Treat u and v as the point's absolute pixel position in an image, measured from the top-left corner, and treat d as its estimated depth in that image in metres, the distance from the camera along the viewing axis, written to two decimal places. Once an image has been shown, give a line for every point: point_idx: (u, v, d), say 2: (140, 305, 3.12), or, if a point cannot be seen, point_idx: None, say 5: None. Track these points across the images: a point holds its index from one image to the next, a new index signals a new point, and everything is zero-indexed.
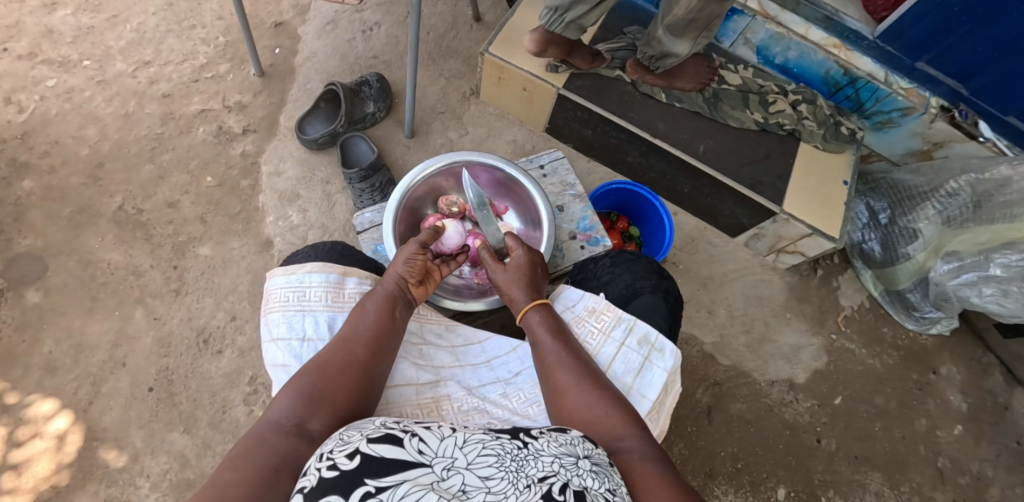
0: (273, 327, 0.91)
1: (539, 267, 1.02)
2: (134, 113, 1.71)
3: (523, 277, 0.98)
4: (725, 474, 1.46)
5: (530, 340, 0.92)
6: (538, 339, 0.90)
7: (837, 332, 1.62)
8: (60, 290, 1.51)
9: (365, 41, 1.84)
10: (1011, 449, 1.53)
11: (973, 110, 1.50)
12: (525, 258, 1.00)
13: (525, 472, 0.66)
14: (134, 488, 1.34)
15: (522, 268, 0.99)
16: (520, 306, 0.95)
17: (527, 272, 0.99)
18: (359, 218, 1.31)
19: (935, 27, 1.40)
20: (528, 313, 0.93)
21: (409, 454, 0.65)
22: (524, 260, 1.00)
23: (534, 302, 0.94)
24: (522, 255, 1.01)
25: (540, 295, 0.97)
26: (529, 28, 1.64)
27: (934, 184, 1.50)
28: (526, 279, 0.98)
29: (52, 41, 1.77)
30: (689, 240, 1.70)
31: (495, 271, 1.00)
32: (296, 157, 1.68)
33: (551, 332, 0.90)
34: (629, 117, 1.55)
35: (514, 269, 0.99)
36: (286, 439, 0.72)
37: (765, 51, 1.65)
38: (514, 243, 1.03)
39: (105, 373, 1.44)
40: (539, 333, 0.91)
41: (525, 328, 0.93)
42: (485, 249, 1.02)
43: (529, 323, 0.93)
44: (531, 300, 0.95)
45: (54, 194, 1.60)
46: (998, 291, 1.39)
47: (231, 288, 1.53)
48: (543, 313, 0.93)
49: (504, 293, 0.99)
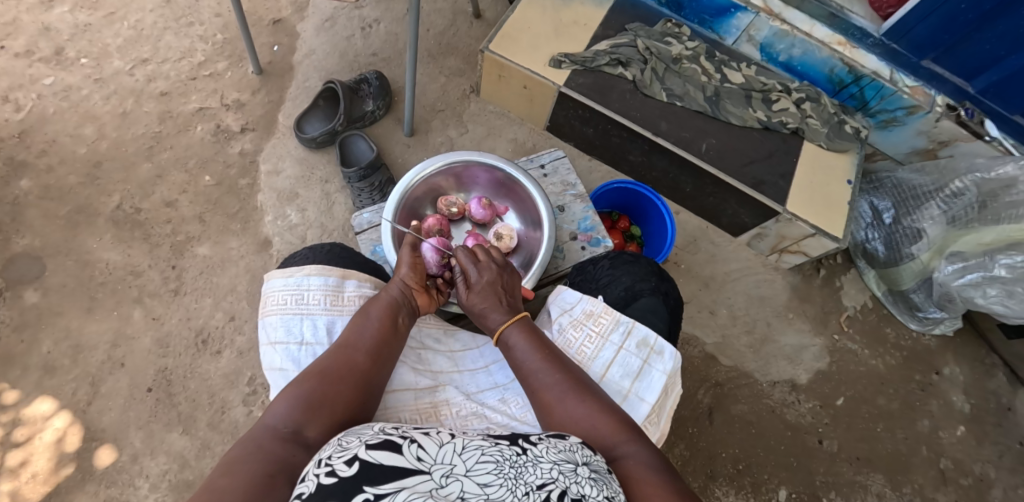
0: (271, 330, 0.91)
1: (501, 284, 0.98)
2: (133, 111, 1.69)
3: (491, 299, 0.95)
4: (725, 475, 1.45)
5: (511, 359, 0.90)
6: (520, 357, 0.88)
7: (840, 332, 1.61)
8: (59, 290, 1.50)
9: (364, 39, 1.82)
10: (1014, 450, 1.52)
11: (979, 108, 1.47)
12: (482, 278, 0.97)
13: (523, 479, 0.65)
14: (133, 489, 1.34)
15: (483, 292, 0.96)
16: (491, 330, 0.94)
17: (491, 298, 0.96)
18: (358, 218, 1.29)
19: (942, 24, 1.39)
20: (503, 332, 0.92)
21: (407, 461, 0.64)
22: (484, 286, 0.96)
23: (511, 320, 0.92)
24: (477, 277, 0.97)
25: (516, 311, 0.95)
26: (530, 24, 1.63)
27: (939, 183, 1.48)
28: (492, 306, 0.95)
29: (50, 38, 1.76)
30: (691, 240, 1.68)
31: (463, 296, 0.99)
32: (294, 155, 1.66)
33: (531, 346, 0.89)
34: (631, 115, 1.53)
35: (477, 293, 0.96)
36: (282, 446, 0.71)
37: (769, 48, 1.63)
38: (468, 264, 0.98)
39: (104, 373, 1.43)
40: (520, 350, 0.89)
41: (505, 346, 0.92)
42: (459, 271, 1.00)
43: (507, 342, 0.91)
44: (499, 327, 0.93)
45: (53, 193, 1.59)
46: (1003, 292, 1.38)
47: (230, 288, 1.52)
48: (519, 331, 0.91)
49: (476, 318, 0.97)
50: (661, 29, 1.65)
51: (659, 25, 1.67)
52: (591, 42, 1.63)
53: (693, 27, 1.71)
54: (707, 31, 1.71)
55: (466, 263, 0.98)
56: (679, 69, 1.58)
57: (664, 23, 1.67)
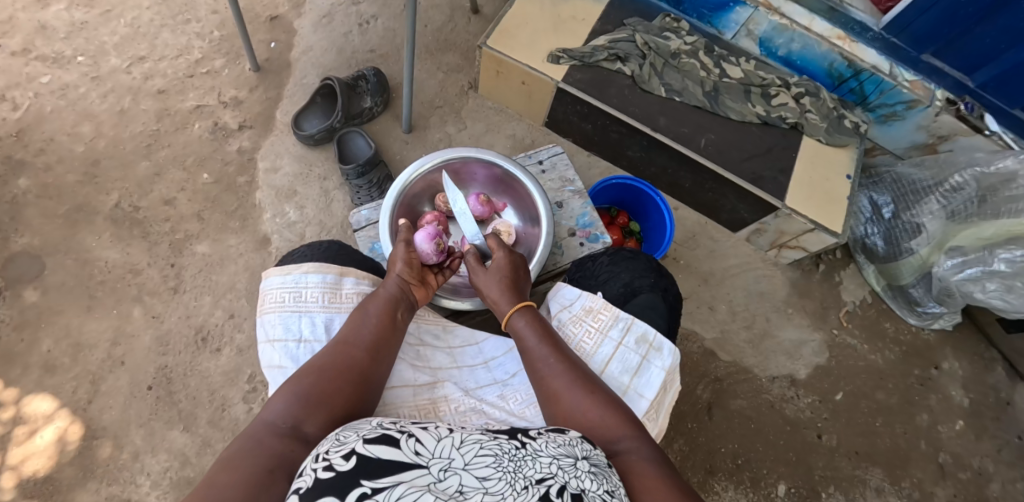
0: (270, 328, 0.91)
1: (520, 270, 1.01)
2: (130, 110, 1.69)
3: (506, 279, 0.97)
4: (725, 470, 1.45)
5: (518, 346, 0.90)
6: (528, 345, 0.88)
7: (840, 327, 1.61)
8: (59, 288, 1.50)
9: (361, 35, 1.81)
10: (1013, 444, 1.52)
11: (979, 102, 1.47)
12: (506, 259, 0.99)
13: (522, 473, 0.65)
14: (135, 486, 1.34)
15: (502, 270, 0.98)
16: (503, 311, 0.94)
17: (509, 275, 0.98)
18: (357, 215, 1.29)
19: (942, 18, 1.38)
20: (513, 317, 0.92)
21: (405, 456, 0.65)
22: (506, 263, 0.99)
23: (516, 308, 0.92)
24: (502, 257, 1.00)
25: (524, 298, 0.96)
26: (528, 20, 1.62)
27: (939, 178, 1.48)
28: (507, 283, 0.96)
29: (46, 36, 1.75)
30: (690, 235, 1.68)
31: (476, 273, 1.00)
32: (293, 152, 1.66)
33: (538, 334, 0.89)
34: (630, 111, 1.52)
35: (496, 268, 0.98)
36: (281, 441, 0.71)
37: (768, 43, 1.62)
38: (496, 244, 1.02)
39: (104, 371, 1.44)
40: (527, 339, 0.89)
41: (513, 334, 0.92)
42: (470, 253, 1.02)
43: (515, 328, 0.91)
44: (514, 304, 0.93)
45: (51, 192, 1.59)
46: (1002, 286, 1.38)
47: (230, 286, 1.52)
48: (527, 318, 0.91)
49: (486, 295, 0.98)
50: (659, 24, 1.65)
51: (658, 20, 1.66)
52: (590, 37, 1.62)
53: (692, 22, 1.71)
54: (707, 26, 1.70)
55: (490, 242, 1.02)
56: (678, 64, 1.58)
57: (663, 18, 1.66)
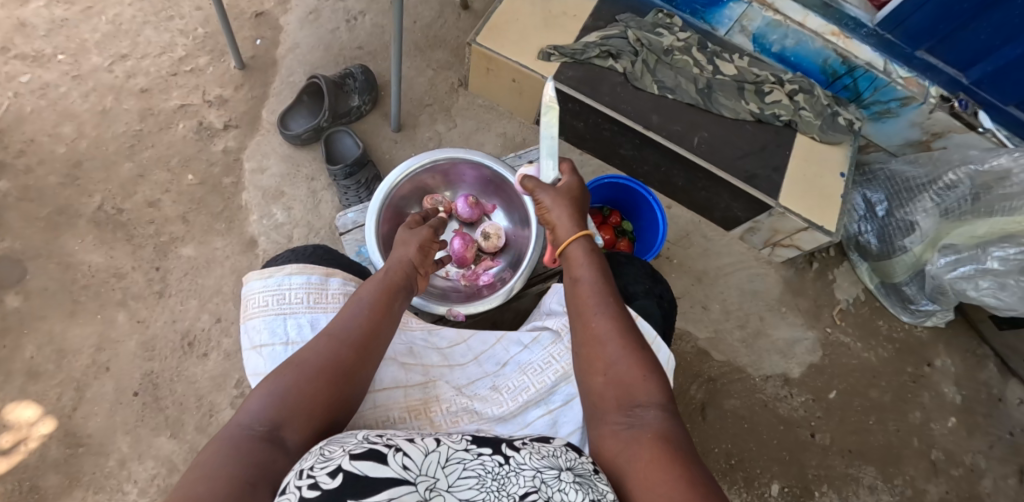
0: (254, 334, 0.89)
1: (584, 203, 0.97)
2: (112, 109, 1.65)
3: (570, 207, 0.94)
4: (719, 470, 1.45)
5: (571, 270, 0.89)
6: (582, 275, 0.87)
7: (833, 325, 1.60)
8: (41, 293, 1.47)
9: (349, 32, 1.78)
10: (1004, 440, 1.53)
11: (973, 99, 1.46)
12: (575, 183, 0.97)
13: (506, 491, 0.64)
14: (122, 494, 1.32)
15: (569, 191, 0.96)
16: (566, 232, 0.91)
17: (575, 201, 0.95)
18: (343, 218, 1.26)
19: (938, 14, 1.35)
20: (573, 243, 0.90)
21: (393, 472, 0.63)
22: (575, 188, 0.96)
23: (578, 235, 0.91)
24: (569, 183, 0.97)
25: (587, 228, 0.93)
26: (518, 16, 1.59)
27: (933, 176, 1.47)
28: (574, 208, 0.94)
29: (25, 34, 1.71)
30: (683, 234, 1.67)
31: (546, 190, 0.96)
32: (280, 152, 1.63)
33: (596, 268, 0.87)
34: (622, 108, 1.50)
35: (564, 190, 0.95)
36: (259, 448, 0.68)
37: (762, 39, 1.60)
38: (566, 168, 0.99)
39: (89, 378, 1.41)
40: (583, 268, 0.87)
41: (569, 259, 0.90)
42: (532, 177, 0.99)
43: (573, 256, 0.89)
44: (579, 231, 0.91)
45: (31, 194, 1.56)
46: (995, 284, 1.37)
47: (216, 289, 1.50)
48: (587, 249, 0.89)
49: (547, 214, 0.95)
50: (652, 20, 1.62)
51: (650, 16, 1.64)
52: (581, 33, 1.60)
53: (685, 17, 1.68)
54: (700, 22, 1.68)
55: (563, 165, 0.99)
56: (670, 61, 1.56)
57: (656, 14, 1.64)
